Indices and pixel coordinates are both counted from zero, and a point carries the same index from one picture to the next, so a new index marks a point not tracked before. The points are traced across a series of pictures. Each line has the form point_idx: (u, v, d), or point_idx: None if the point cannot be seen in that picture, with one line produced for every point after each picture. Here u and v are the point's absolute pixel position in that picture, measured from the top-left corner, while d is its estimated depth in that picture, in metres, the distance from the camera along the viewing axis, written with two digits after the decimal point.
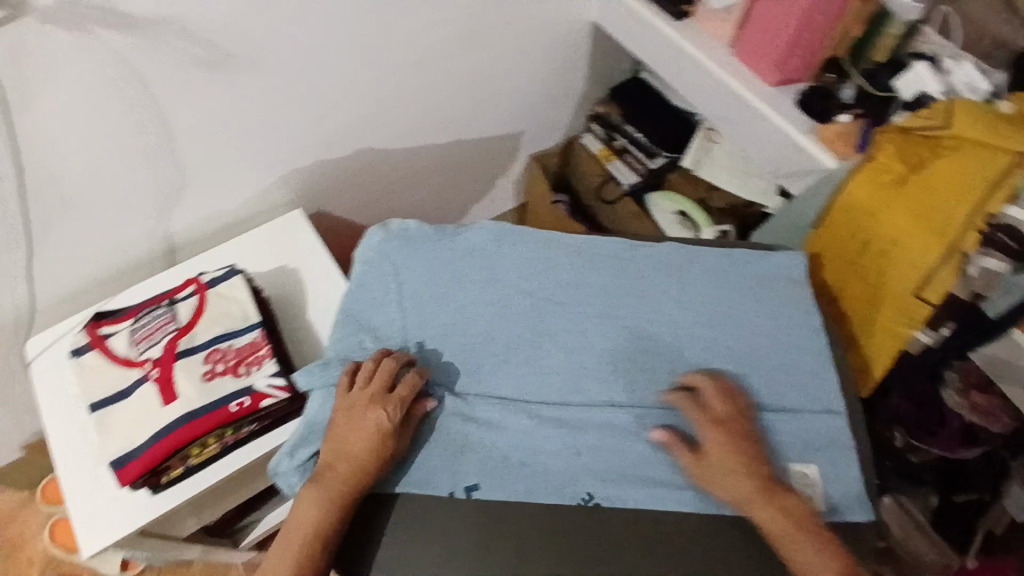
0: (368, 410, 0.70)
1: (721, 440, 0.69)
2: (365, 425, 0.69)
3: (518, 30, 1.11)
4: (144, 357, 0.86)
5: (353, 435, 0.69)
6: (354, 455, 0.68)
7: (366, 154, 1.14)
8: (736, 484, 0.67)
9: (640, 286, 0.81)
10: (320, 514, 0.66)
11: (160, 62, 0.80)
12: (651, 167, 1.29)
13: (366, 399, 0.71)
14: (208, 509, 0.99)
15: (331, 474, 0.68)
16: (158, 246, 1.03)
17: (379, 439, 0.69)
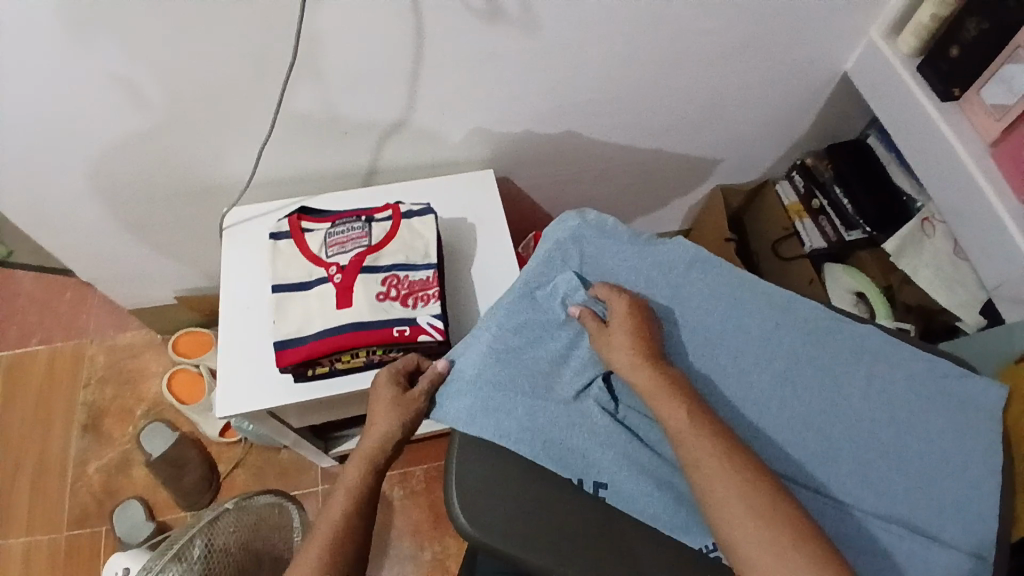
0: (380, 387, 0.82)
1: (626, 321, 0.76)
2: (376, 400, 0.81)
3: (762, 60, 1.08)
4: (332, 261, 0.93)
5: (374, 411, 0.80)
6: (375, 426, 0.78)
7: (571, 138, 1.16)
8: (623, 355, 0.74)
9: (824, 360, 0.78)
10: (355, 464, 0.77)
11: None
12: (844, 239, 1.23)
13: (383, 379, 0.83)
14: (310, 413, 1.05)
15: (362, 443, 0.78)
16: (364, 162, 1.11)
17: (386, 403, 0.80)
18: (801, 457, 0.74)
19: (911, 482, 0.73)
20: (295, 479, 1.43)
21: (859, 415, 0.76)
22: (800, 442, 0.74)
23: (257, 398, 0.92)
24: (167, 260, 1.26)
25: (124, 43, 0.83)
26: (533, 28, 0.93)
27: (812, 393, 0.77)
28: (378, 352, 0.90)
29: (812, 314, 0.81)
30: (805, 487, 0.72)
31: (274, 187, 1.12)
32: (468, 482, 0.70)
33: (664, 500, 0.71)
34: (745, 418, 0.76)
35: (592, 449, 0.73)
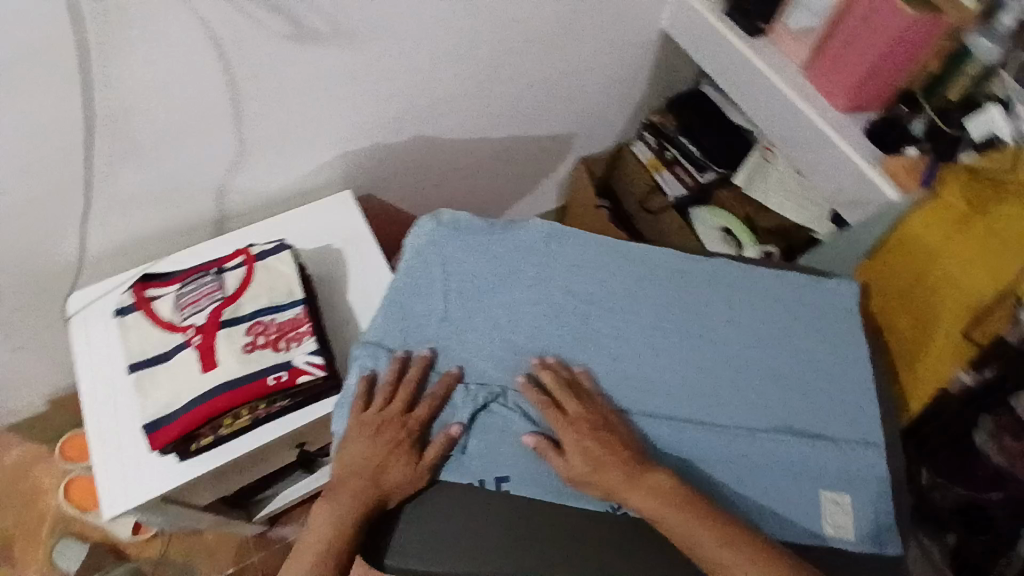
0: (386, 428, 0.73)
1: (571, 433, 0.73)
2: (381, 444, 0.72)
3: (586, 31, 1.11)
4: (188, 323, 0.87)
5: (372, 456, 0.72)
6: (372, 472, 0.72)
7: (423, 142, 1.14)
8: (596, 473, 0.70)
9: (687, 301, 0.83)
10: (349, 514, 0.70)
11: (243, 31, 0.82)
12: (701, 182, 1.29)
13: (383, 418, 0.74)
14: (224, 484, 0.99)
15: (359, 493, 0.71)
16: (210, 212, 1.05)
17: (389, 452, 0.72)
18: (686, 396, 0.77)
19: (789, 394, 0.78)
20: (226, 555, 1.33)
21: (732, 346, 0.80)
22: (683, 384, 0.78)
23: (141, 489, 0.85)
24: (18, 364, 1.14)
25: None
26: (350, 39, 0.91)
27: (685, 334, 0.81)
28: (262, 405, 0.85)
29: (671, 261, 0.86)
30: (697, 424, 0.75)
31: (119, 257, 1.04)
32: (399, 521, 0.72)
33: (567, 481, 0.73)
34: (629, 373, 0.79)
35: (492, 445, 0.74)
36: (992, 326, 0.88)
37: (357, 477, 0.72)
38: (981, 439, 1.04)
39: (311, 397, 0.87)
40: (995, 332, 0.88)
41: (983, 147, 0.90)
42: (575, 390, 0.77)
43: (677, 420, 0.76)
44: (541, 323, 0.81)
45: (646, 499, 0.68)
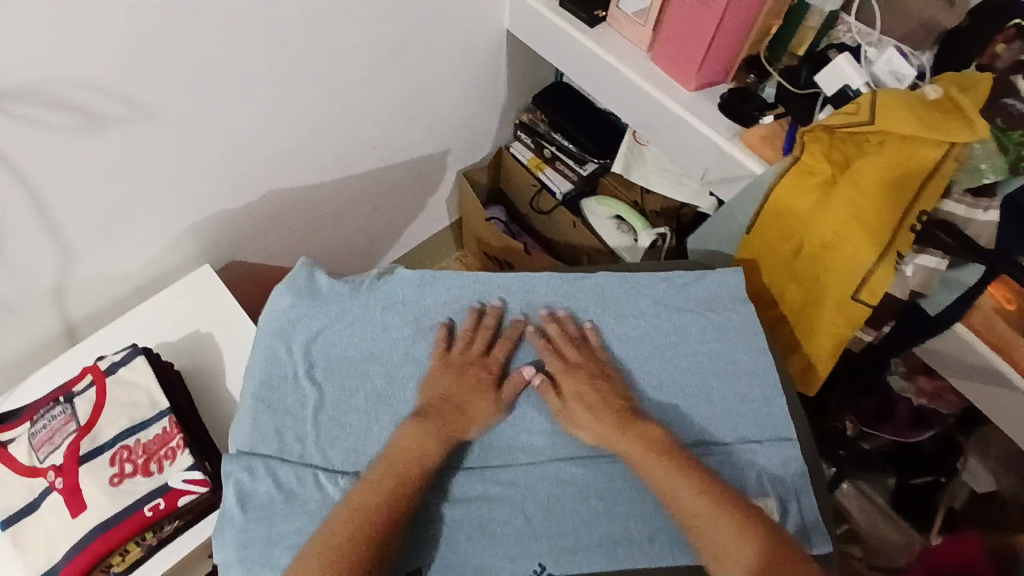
0: (478, 364, 0.76)
1: (577, 390, 0.75)
2: (469, 380, 0.74)
3: (425, 46, 1.04)
4: (46, 465, 0.79)
5: (467, 393, 0.74)
6: (457, 404, 0.73)
7: (282, 195, 1.07)
8: (590, 420, 0.73)
9: (576, 323, 0.79)
10: (432, 448, 0.69)
11: (24, 134, 0.73)
12: (582, 175, 1.26)
13: (462, 362, 0.76)
14: None
15: (442, 426, 0.71)
16: (55, 324, 0.95)
17: (475, 385, 0.74)
18: (587, 432, 0.74)
19: (693, 410, 0.76)
20: None
21: (622, 368, 0.77)
22: (587, 418, 0.75)
23: None
24: None
25: None
26: (154, 115, 0.82)
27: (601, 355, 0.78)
28: (149, 535, 0.78)
29: (548, 285, 0.82)
30: (609, 457, 0.73)
31: None
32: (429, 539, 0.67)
33: (501, 543, 0.68)
34: (536, 421, 0.75)
35: (415, 531, 0.68)
36: (876, 284, 0.84)
37: (430, 415, 0.72)
38: (894, 378, 1.07)
39: (203, 512, 0.81)
40: (882, 289, 0.84)
41: (837, 100, 0.89)
42: (478, 449, 0.73)
43: (586, 458, 0.73)
44: (427, 383, 0.75)
45: (631, 447, 0.71)
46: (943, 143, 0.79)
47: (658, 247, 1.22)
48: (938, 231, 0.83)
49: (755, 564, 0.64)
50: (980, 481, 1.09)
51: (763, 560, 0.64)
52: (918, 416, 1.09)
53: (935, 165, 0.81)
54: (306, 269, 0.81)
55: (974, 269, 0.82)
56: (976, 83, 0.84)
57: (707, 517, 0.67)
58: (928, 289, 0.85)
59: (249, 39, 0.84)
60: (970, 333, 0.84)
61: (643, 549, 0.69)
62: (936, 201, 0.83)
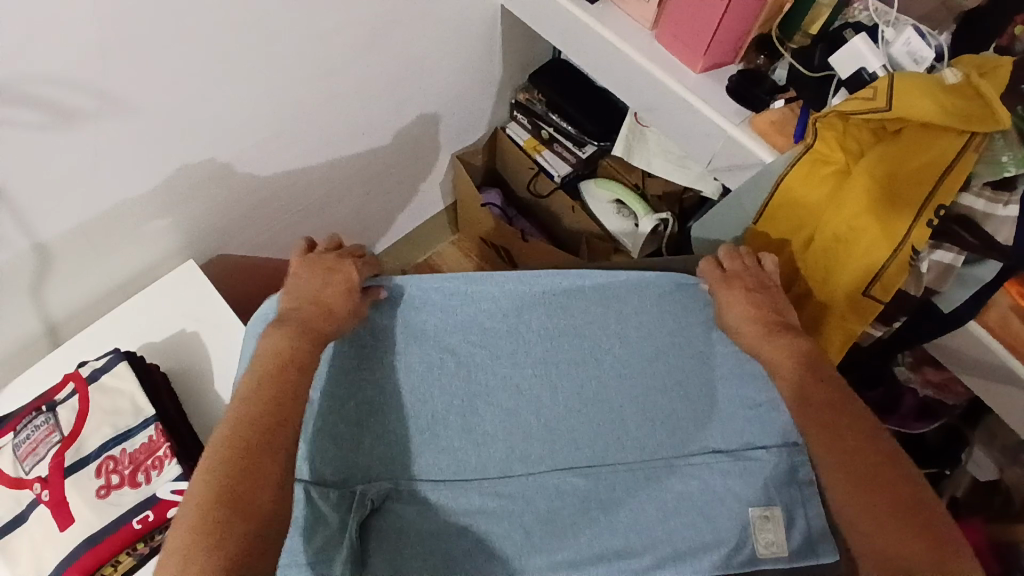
0: (340, 265, 0.74)
1: (740, 301, 0.75)
2: (332, 279, 0.73)
3: (416, 25, 0.98)
4: (31, 476, 0.76)
5: (320, 291, 0.72)
6: (311, 304, 0.71)
7: (268, 185, 1.02)
8: (748, 323, 0.74)
9: (577, 325, 0.75)
10: (284, 346, 0.68)
11: None
12: (582, 157, 1.21)
13: (321, 267, 0.75)
14: None
15: (288, 322, 0.70)
16: (33, 326, 0.91)
17: (337, 285, 0.72)
18: (587, 442, 0.71)
19: (701, 418, 0.73)
20: None
21: (623, 377, 0.74)
22: (587, 426, 0.72)
23: None
24: None
25: None
26: (128, 108, 0.77)
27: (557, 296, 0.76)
28: (141, 546, 0.75)
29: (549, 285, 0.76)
30: (612, 467, 0.70)
31: None
32: (390, 543, 0.66)
33: (501, 558, 0.65)
34: (526, 428, 0.72)
35: (395, 547, 0.65)
36: (889, 281, 0.81)
37: (286, 317, 0.71)
38: (900, 369, 1.05)
39: None
40: (895, 286, 0.81)
41: (852, 83, 0.84)
42: (476, 459, 0.70)
43: (589, 468, 0.70)
44: (423, 388, 0.72)
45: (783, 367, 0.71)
46: (964, 133, 0.76)
47: (660, 233, 1.19)
48: (958, 227, 0.78)
49: (866, 475, 0.64)
50: (983, 470, 1.08)
51: (865, 470, 0.64)
52: (923, 407, 1.07)
53: (957, 154, 0.76)
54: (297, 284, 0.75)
55: (992, 265, 0.78)
56: (997, 66, 0.79)
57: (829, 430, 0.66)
58: (943, 285, 0.82)
59: (226, 24, 0.78)
60: (986, 334, 0.81)
61: (645, 564, 0.66)
62: (956, 191, 0.78)
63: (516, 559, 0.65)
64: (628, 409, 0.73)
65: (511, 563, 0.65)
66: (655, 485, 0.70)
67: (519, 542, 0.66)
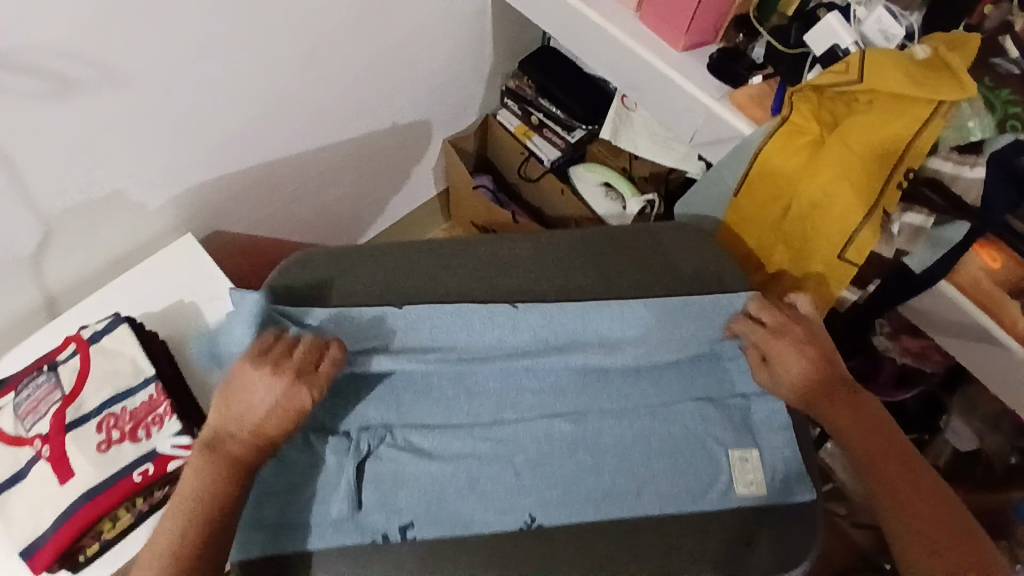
0: (290, 394, 0.66)
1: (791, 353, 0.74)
2: (284, 406, 0.66)
3: (409, 7, 1.02)
4: (32, 434, 0.78)
5: (269, 419, 0.66)
6: (261, 423, 0.65)
7: (266, 164, 1.05)
8: (798, 377, 0.74)
9: (560, 282, 0.79)
10: (222, 470, 0.64)
11: None
12: (570, 141, 1.24)
13: (270, 384, 0.66)
14: None
15: (222, 446, 0.65)
16: (35, 298, 0.92)
17: (291, 413, 0.66)
18: (575, 390, 0.74)
19: (684, 369, 0.76)
20: None
21: (608, 329, 0.76)
22: (574, 375, 0.75)
23: None
24: None
25: None
26: (129, 80, 0.80)
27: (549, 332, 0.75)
28: (140, 500, 0.77)
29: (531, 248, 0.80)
30: (597, 414, 0.73)
31: None
32: (384, 484, 0.68)
33: (494, 497, 0.68)
34: (517, 384, 0.74)
35: (389, 488, 0.68)
36: (863, 244, 0.85)
37: (223, 435, 0.66)
38: (879, 339, 1.09)
39: None
40: (868, 248, 0.85)
41: (826, 59, 0.88)
42: (469, 406, 0.73)
43: (577, 415, 0.73)
44: (422, 350, 0.74)
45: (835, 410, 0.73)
46: (932, 101, 0.79)
47: (647, 214, 1.22)
48: (926, 189, 0.83)
49: (917, 502, 0.67)
50: (963, 440, 1.12)
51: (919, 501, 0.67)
52: (900, 375, 1.11)
53: (923, 122, 0.80)
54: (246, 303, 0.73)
55: (960, 226, 0.82)
56: (966, 42, 0.84)
57: (873, 462, 0.70)
58: (912, 246, 0.86)
59: None
60: (960, 296, 0.84)
61: (630, 502, 0.69)
62: (924, 155, 0.82)
63: (508, 500, 0.68)
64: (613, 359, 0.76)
65: (501, 501, 0.68)
66: (641, 430, 0.72)
67: (511, 482, 0.69)
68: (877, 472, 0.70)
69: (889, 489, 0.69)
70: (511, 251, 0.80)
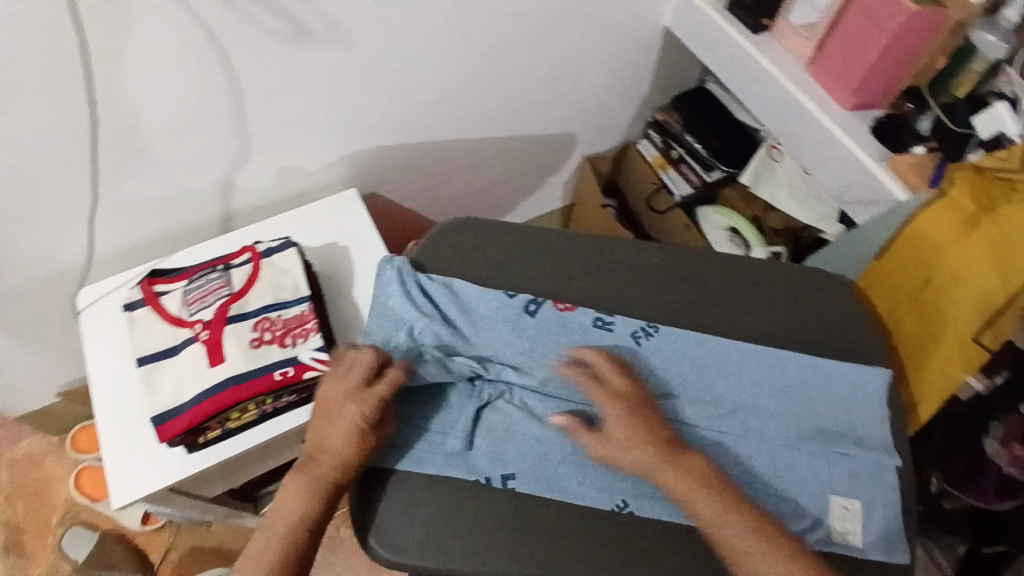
0: (348, 411, 0.69)
1: (621, 419, 0.71)
2: (347, 426, 0.68)
3: (590, 27, 1.10)
4: (194, 319, 0.88)
5: (332, 437, 0.69)
6: (332, 447, 0.68)
7: (429, 145, 1.15)
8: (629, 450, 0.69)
9: (696, 296, 0.84)
10: (309, 497, 0.68)
11: (237, 31, 0.81)
12: (707, 180, 1.27)
13: (335, 400, 0.70)
14: (236, 475, 0.97)
15: (311, 471, 0.69)
16: (215, 211, 1.04)
17: (356, 433, 0.68)
18: (691, 407, 0.75)
19: (800, 404, 0.77)
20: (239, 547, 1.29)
21: (731, 352, 0.79)
22: (692, 383, 0.77)
23: (153, 479, 0.85)
24: (37, 365, 1.13)
25: None
26: (350, 41, 0.90)
27: (669, 359, 0.78)
28: (268, 401, 0.86)
29: (669, 262, 0.86)
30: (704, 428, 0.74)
31: (129, 255, 1.03)
32: (494, 434, 0.74)
33: (592, 472, 0.72)
34: (636, 381, 0.77)
35: (498, 441, 0.73)
36: (1000, 329, 0.84)
37: (308, 459, 0.69)
38: (989, 442, 1.03)
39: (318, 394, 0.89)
40: (1004, 335, 0.84)
41: (990, 145, 0.88)
42: None
43: (688, 423, 0.74)
44: (550, 331, 0.80)
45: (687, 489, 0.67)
46: None
47: None
48: None
49: None
50: None
51: None
52: (1007, 483, 1.02)
53: None
54: (398, 268, 0.83)
55: None
56: None
57: (723, 515, 0.65)
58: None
59: None
60: None
61: None
62: None
63: (604, 481, 0.71)
64: (736, 381, 0.77)
65: (598, 478, 0.71)
66: (749, 449, 0.73)
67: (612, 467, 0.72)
68: (727, 531, 0.65)
69: (745, 543, 0.64)
70: (648, 258, 0.86)
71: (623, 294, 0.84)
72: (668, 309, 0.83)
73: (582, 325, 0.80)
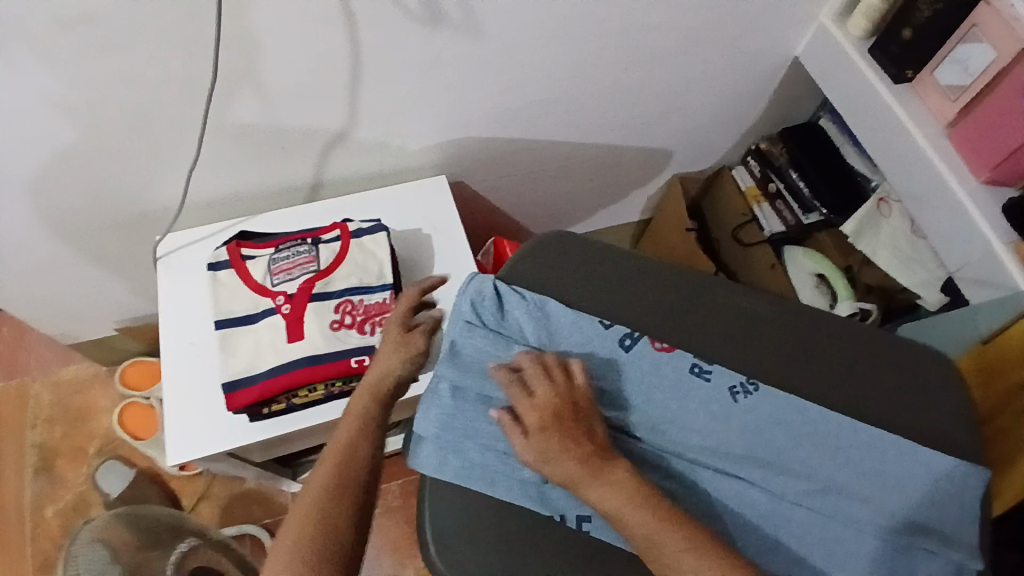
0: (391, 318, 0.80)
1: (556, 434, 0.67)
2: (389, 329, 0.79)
3: (716, 47, 1.04)
4: (277, 290, 0.87)
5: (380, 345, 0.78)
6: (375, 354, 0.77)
7: (528, 143, 1.11)
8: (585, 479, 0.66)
9: (798, 357, 0.80)
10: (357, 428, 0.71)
11: (371, 3, 0.78)
12: (802, 222, 1.23)
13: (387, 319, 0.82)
14: (278, 448, 0.96)
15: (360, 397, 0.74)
16: (306, 177, 1.02)
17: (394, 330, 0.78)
18: (778, 476, 0.72)
19: (892, 490, 0.73)
20: (266, 507, 1.30)
21: (826, 425, 0.75)
22: (779, 452, 0.74)
23: (213, 442, 0.85)
24: (104, 296, 1.14)
25: (31, 72, 0.73)
26: (477, 29, 0.86)
27: (762, 421, 0.75)
28: (338, 384, 0.86)
29: (771, 314, 0.82)
30: (789, 501, 0.71)
31: (212, 207, 1.02)
32: None
33: None
34: (725, 442, 0.74)
35: None
36: None
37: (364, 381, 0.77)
38: None
39: None
40: None
41: None
42: (677, 437, 0.74)
43: (774, 493, 0.71)
44: (641, 372, 0.77)
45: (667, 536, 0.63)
46: None
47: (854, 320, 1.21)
48: None
49: None
50: None
51: None
52: None
53: None
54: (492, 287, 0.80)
55: None
56: None
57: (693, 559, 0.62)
58: None
59: None
60: None
61: None
62: None
63: None
64: (829, 457, 0.74)
65: None
66: (831, 529, 0.70)
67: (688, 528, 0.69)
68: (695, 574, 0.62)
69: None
70: (751, 307, 0.82)
71: (720, 343, 0.80)
72: (765, 366, 0.79)
73: (677, 370, 0.77)
